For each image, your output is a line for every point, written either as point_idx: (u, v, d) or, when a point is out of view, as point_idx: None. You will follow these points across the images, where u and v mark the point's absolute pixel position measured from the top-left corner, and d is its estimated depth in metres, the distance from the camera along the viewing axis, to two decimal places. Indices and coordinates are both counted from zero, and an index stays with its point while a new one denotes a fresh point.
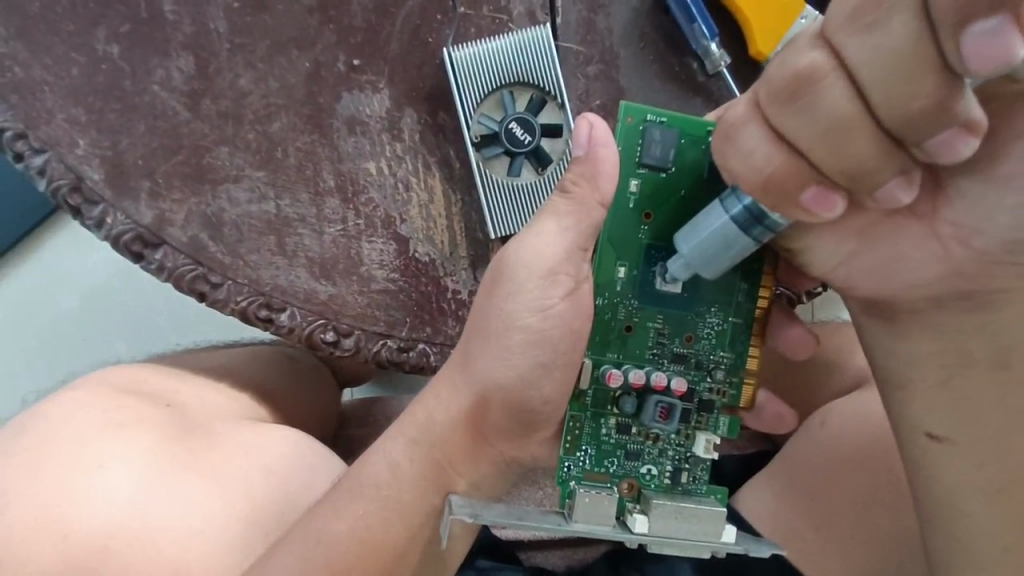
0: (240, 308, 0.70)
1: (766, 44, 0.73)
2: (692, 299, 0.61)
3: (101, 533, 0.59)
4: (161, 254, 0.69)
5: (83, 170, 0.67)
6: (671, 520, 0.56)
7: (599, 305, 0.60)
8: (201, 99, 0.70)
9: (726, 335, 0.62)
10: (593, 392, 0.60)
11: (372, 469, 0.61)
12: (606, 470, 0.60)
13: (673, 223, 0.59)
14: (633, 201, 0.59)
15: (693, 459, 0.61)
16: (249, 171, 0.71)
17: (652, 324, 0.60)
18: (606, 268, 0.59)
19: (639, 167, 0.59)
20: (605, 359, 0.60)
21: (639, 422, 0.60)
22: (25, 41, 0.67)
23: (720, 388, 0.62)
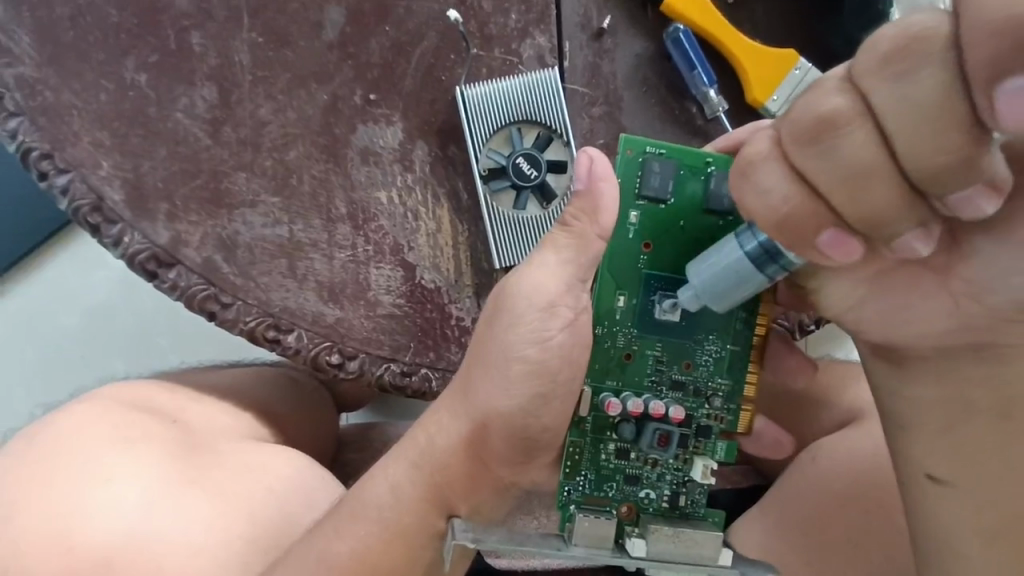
0: (249, 328, 0.73)
1: (762, 92, 0.77)
2: (689, 329, 0.62)
3: (105, 548, 0.60)
4: (175, 274, 0.71)
5: (104, 191, 0.70)
6: (671, 544, 0.58)
7: (598, 333, 0.62)
8: (221, 127, 0.73)
9: (723, 362, 0.63)
10: (593, 418, 0.62)
11: (373, 490, 0.63)
12: (605, 494, 0.62)
13: (670, 253, 0.62)
14: (631, 232, 0.62)
15: (691, 485, 0.62)
16: (265, 196, 0.73)
17: (652, 352, 0.62)
18: (606, 298, 0.62)
19: (639, 199, 0.61)
20: (604, 385, 0.62)
21: (639, 448, 0.61)
22: (57, 68, 0.70)
23: (718, 416, 0.63)
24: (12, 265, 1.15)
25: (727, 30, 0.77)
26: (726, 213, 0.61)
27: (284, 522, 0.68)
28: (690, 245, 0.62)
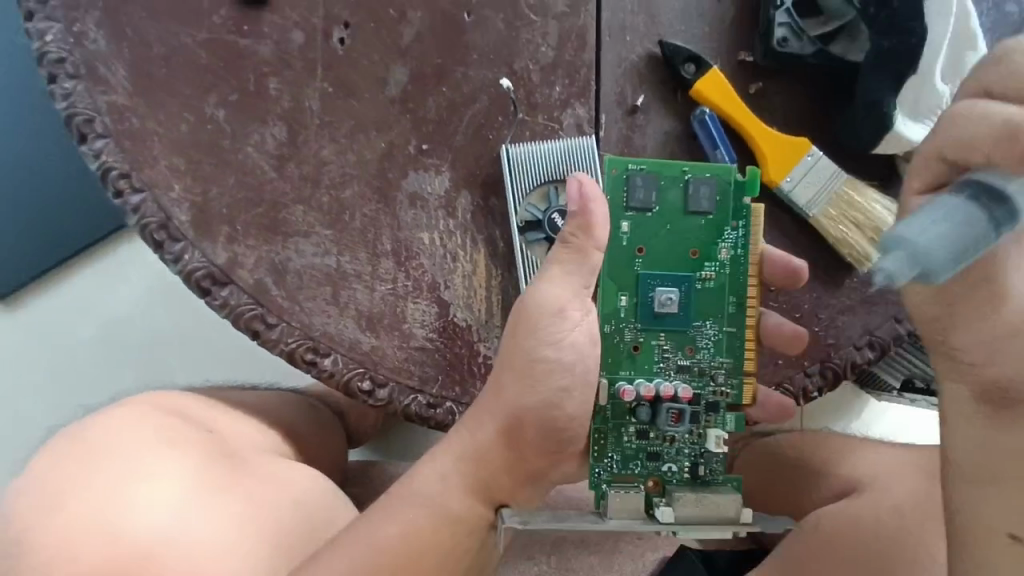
0: (289, 348, 0.78)
1: (777, 173, 0.86)
2: (689, 318, 0.70)
3: (147, 542, 0.62)
4: (227, 292, 0.77)
5: (172, 211, 0.77)
6: (695, 508, 0.61)
7: (606, 332, 0.69)
8: (286, 163, 0.80)
9: (722, 343, 0.70)
10: (611, 406, 0.68)
11: (419, 480, 0.69)
12: (632, 471, 0.68)
13: (660, 253, 0.70)
14: (626, 239, 0.69)
15: (710, 455, 0.68)
16: (318, 228, 0.79)
17: (656, 341, 0.69)
18: (610, 300, 0.69)
19: (628, 210, 0.69)
20: (618, 376, 0.69)
21: (654, 426, 0.68)
22: (146, 98, 0.78)
23: (723, 391, 0.70)
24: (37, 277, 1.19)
25: (748, 117, 0.85)
26: (705, 213, 0.70)
27: (314, 529, 0.73)
28: (681, 246, 0.70)
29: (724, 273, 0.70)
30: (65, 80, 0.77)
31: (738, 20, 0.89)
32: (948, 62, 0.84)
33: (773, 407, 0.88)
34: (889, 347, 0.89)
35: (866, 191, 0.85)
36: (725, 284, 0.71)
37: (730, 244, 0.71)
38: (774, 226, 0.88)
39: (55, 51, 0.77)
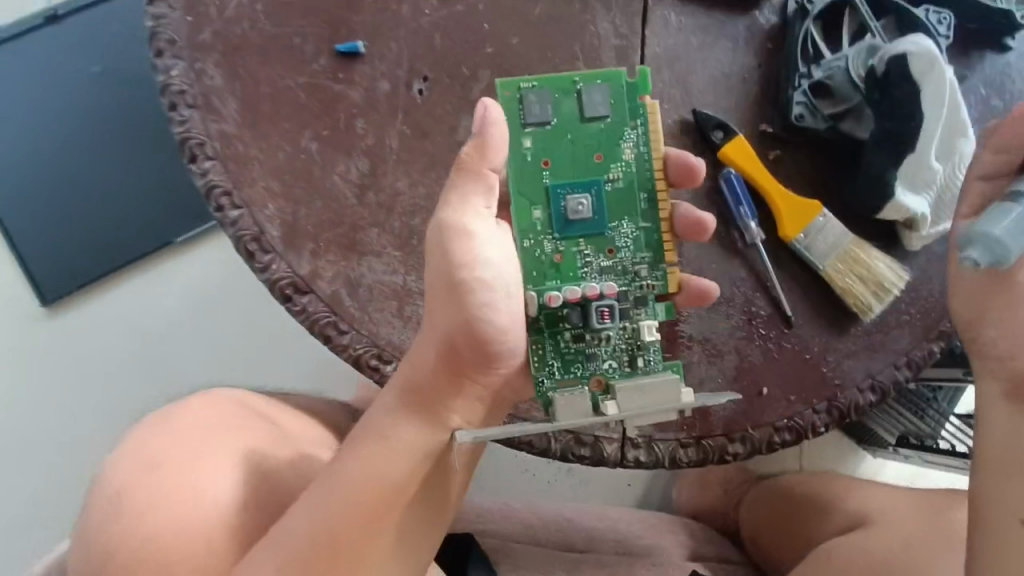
0: (356, 353, 0.88)
1: (792, 229, 0.98)
2: (604, 223, 0.80)
3: (205, 516, 0.74)
4: (306, 300, 0.87)
5: (265, 227, 0.88)
6: (637, 395, 0.71)
7: (527, 246, 0.79)
8: (366, 191, 0.91)
9: (640, 240, 0.80)
10: (544, 316, 0.78)
11: (376, 421, 0.76)
12: (575, 374, 0.78)
13: (567, 166, 0.80)
14: (533, 154, 0.80)
15: (644, 348, 0.78)
16: (389, 250, 0.90)
17: (578, 247, 0.79)
18: (527, 215, 0.79)
19: (526, 128, 0.80)
20: (546, 285, 0.79)
21: (587, 327, 0.77)
22: (251, 128, 0.90)
23: (650, 285, 0.80)
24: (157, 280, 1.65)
25: (767, 178, 0.98)
26: (602, 117, 0.80)
27: None
28: (583, 156, 0.80)
29: (628, 173, 0.81)
30: (184, 109, 0.89)
31: (761, 97, 1.03)
32: (942, 145, 0.97)
33: (784, 439, 0.96)
34: (889, 391, 0.99)
35: (871, 252, 0.97)
36: (633, 186, 0.81)
37: (631, 143, 0.81)
38: (788, 275, 0.99)
39: (178, 83, 0.89)
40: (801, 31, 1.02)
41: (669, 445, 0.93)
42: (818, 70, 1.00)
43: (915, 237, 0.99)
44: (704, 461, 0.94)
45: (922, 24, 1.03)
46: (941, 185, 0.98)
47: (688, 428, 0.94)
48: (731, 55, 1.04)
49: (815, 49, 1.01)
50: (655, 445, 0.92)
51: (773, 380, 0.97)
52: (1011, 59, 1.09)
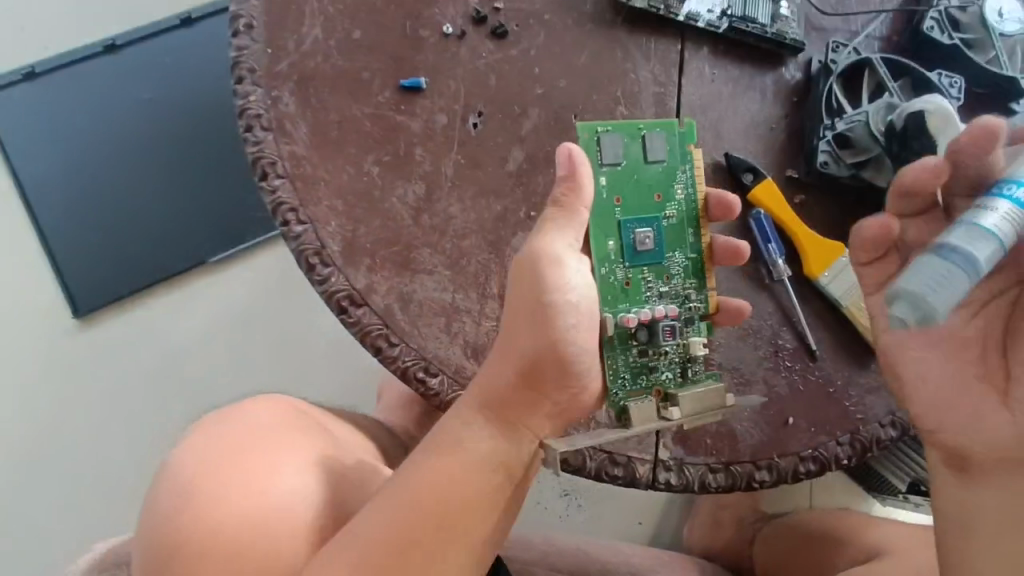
0: (404, 365, 0.92)
1: (816, 267, 1.03)
2: (663, 252, 0.88)
3: (259, 511, 0.76)
4: (361, 313, 0.93)
5: (326, 242, 0.94)
6: (699, 403, 0.82)
7: (601, 274, 0.85)
8: (422, 214, 0.97)
9: (689, 266, 0.89)
10: (617, 333, 0.85)
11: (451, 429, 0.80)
12: (641, 387, 0.86)
13: (632, 200, 0.87)
14: (605, 190, 0.86)
15: (694, 360, 0.88)
16: (440, 269, 0.95)
17: (641, 274, 0.87)
18: (600, 244, 0.86)
19: (602, 167, 0.86)
20: (619, 309, 0.86)
21: (651, 342, 0.86)
22: (320, 151, 0.97)
23: (696, 308, 0.89)
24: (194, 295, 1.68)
25: (794, 220, 1.05)
26: (661, 160, 0.88)
27: None
28: (647, 194, 0.88)
29: (682, 209, 0.89)
30: (259, 131, 0.96)
31: (786, 145, 1.12)
32: None
33: (808, 469, 0.99)
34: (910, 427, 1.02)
35: None
36: (684, 220, 0.89)
37: (683, 183, 0.89)
38: (813, 311, 1.04)
39: (255, 108, 0.96)
40: (824, 87, 1.10)
41: (698, 469, 0.96)
42: (841, 123, 1.07)
43: None
44: (732, 487, 0.97)
45: (936, 85, 1.11)
46: None
47: (717, 452, 0.97)
48: (759, 106, 1.12)
49: (838, 103, 1.09)
50: (685, 468, 0.96)
51: (799, 410, 1.01)
52: None
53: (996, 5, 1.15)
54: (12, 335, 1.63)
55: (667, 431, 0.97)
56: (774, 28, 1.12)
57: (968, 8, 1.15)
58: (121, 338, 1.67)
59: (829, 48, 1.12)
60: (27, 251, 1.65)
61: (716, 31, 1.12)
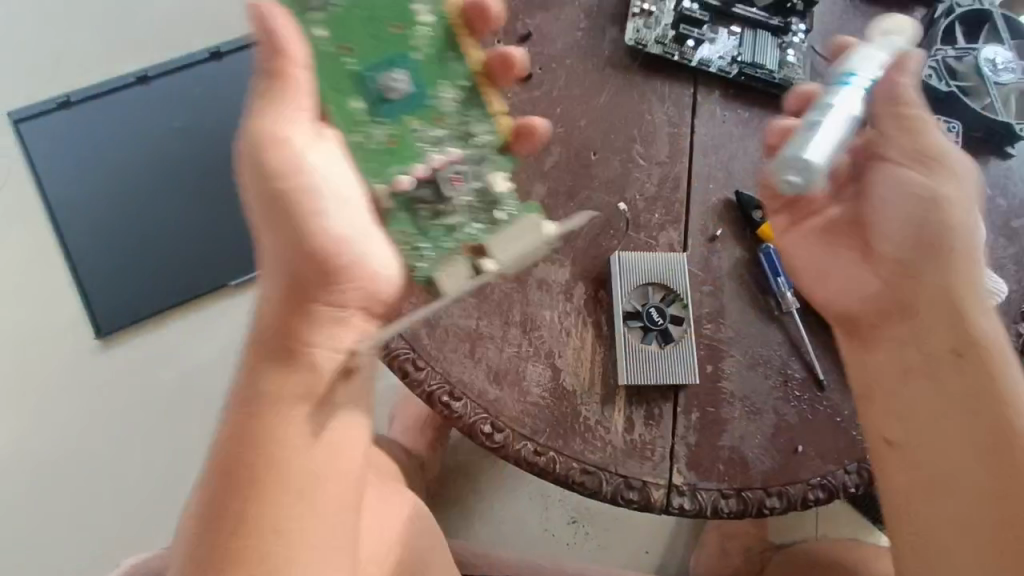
0: (430, 389, 0.96)
1: None
2: (423, 93, 0.85)
3: None
4: (390, 337, 0.97)
5: None
6: (515, 244, 0.82)
7: (353, 141, 0.84)
8: None
9: (467, 101, 0.87)
10: (399, 199, 0.84)
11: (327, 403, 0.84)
12: (453, 245, 0.83)
13: (360, 43, 0.83)
14: (320, 39, 0.83)
15: (499, 202, 0.85)
16: (465, 297, 1.00)
17: (408, 127, 0.85)
18: (352, 112, 0.84)
19: (310, 13, 0.83)
20: (390, 171, 0.84)
21: (439, 201, 0.84)
22: None
23: (484, 142, 0.86)
24: (210, 312, 1.73)
25: None
26: None
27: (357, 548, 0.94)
28: (371, 25, 0.83)
29: (427, 39, 0.85)
30: None
31: None
32: None
33: (817, 497, 1.02)
34: None
35: None
36: (438, 49, 0.86)
37: (423, 5, 0.85)
38: (821, 343, 1.09)
39: None
40: None
41: (712, 494, 0.99)
42: None
43: None
44: (743, 512, 1.00)
45: None
46: None
47: (730, 479, 1.00)
48: None
49: None
50: (698, 493, 0.99)
51: (808, 440, 1.04)
52: (1012, 164, 1.24)
53: (991, 54, 1.21)
54: (34, 354, 1.66)
55: (681, 457, 1.00)
56: (781, 75, 1.19)
57: (964, 57, 1.22)
58: (143, 358, 1.69)
59: None
60: (53, 271, 1.69)
61: (726, 76, 1.19)
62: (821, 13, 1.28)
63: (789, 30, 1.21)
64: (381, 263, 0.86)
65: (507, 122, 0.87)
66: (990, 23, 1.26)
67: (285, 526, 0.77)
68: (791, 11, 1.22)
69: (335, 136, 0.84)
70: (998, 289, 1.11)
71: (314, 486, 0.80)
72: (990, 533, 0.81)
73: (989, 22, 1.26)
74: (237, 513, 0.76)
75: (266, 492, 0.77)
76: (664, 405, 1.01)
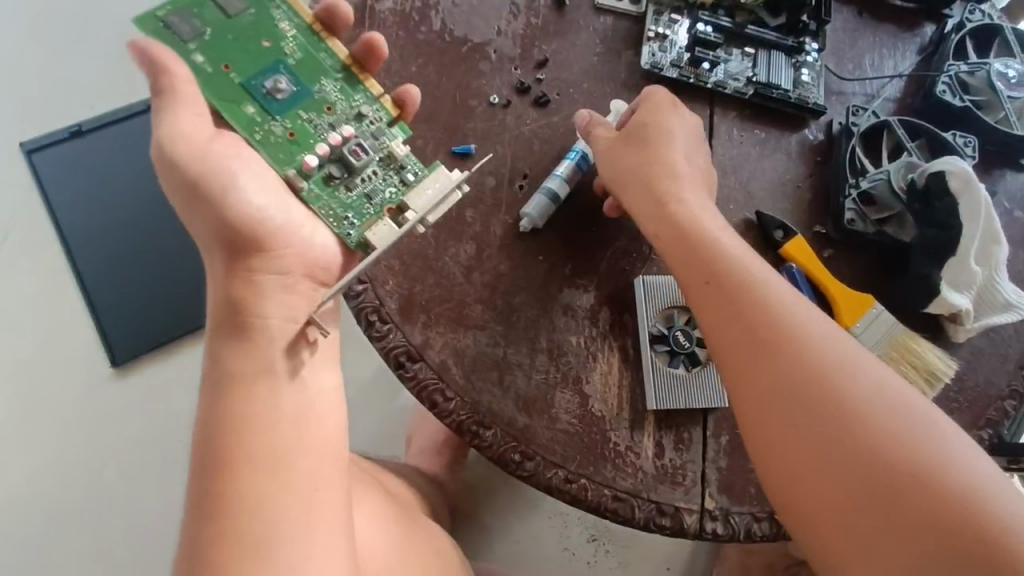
0: (460, 419, 0.96)
1: (849, 318, 1.08)
2: (305, 88, 0.95)
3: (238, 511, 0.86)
4: (418, 367, 0.97)
5: (385, 301, 0.99)
6: (430, 195, 0.94)
7: (259, 139, 0.93)
8: (473, 271, 1.03)
9: (346, 88, 0.98)
10: (312, 181, 0.94)
11: (316, 406, 0.88)
12: (374, 215, 0.95)
13: (239, 60, 0.93)
14: (209, 64, 0.92)
15: (402, 165, 0.97)
16: (491, 325, 1.00)
17: (299, 119, 0.95)
18: (243, 115, 0.93)
19: (190, 46, 0.92)
20: (296, 160, 0.94)
21: (346, 175, 0.95)
22: None
23: (376, 119, 0.98)
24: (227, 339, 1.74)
25: (825, 274, 1.10)
26: (245, 9, 0.94)
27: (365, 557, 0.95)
28: (244, 45, 0.94)
29: (298, 43, 0.96)
30: None
31: (812, 203, 1.18)
32: (979, 252, 1.08)
33: None
34: None
35: (920, 342, 1.08)
36: (309, 51, 0.97)
37: (286, 16, 0.96)
38: None
39: None
40: (848, 148, 1.17)
41: (744, 518, 0.98)
42: (865, 181, 1.14)
43: (960, 329, 1.10)
44: (776, 536, 0.99)
45: (952, 146, 1.18)
46: (980, 285, 1.08)
47: (762, 502, 0.99)
48: (785, 165, 1.19)
49: (861, 163, 1.16)
50: (731, 518, 0.98)
51: None
52: None
53: (1004, 69, 1.21)
54: (48, 384, 1.64)
55: (712, 481, 0.99)
56: (796, 94, 1.20)
57: (976, 71, 1.22)
58: (158, 387, 1.68)
59: (850, 112, 1.19)
60: (68, 300, 1.68)
61: (742, 97, 1.20)
62: (833, 31, 1.28)
63: (803, 49, 1.22)
64: (310, 233, 0.92)
65: (388, 99, 0.99)
66: (1001, 37, 1.26)
67: (262, 505, 0.79)
68: (804, 30, 1.22)
69: (243, 139, 0.91)
70: None
71: (288, 467, 0.82)
72: (815, 431, 0.78)
73: (1001, 36, 1.26)
74: (215, 494, 0.78)
75: (236, 471, 0.79)
76: (694, 429, 1.01)
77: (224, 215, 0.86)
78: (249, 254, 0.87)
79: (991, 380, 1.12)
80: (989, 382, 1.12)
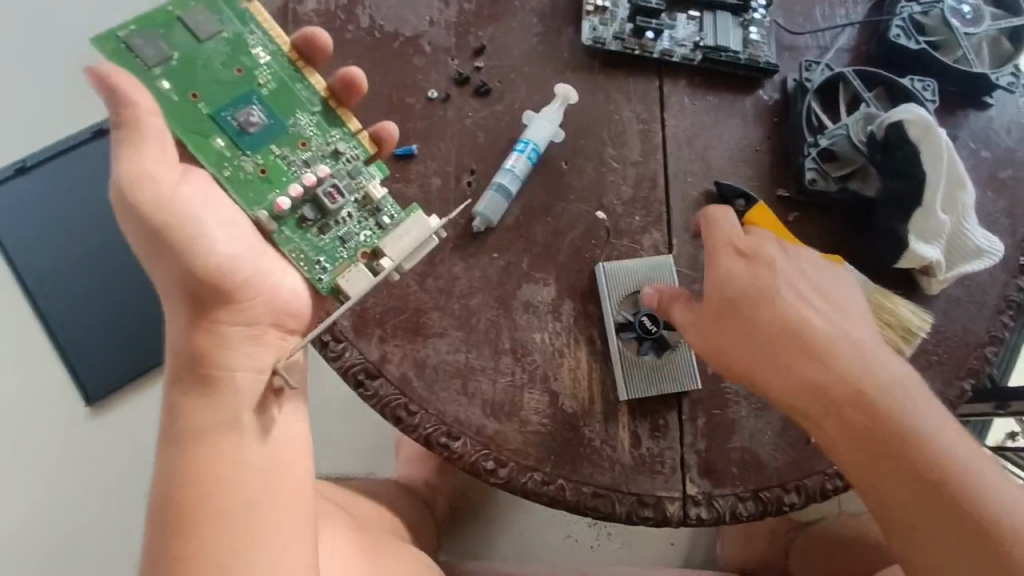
0: (427, 433, 0.92)
1: None
2: (279, 122, 0.89)
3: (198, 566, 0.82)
4: (378, 383, 0.94)
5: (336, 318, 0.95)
6: (406, 246, 0.89)
7: (228, 175, 0.87)
8: (426, 278, 0.98)
9: (322, 123, 0.91)
10: (283, 221, 0.89)
11: (285, 458, 0.83)
12: (347, 258, 0.91)
13: (208, 89, 0.87)
14: (176, 91, 0.86)
15: (379, 208, 0.91)
16: (451, 331, 0.97)
17: (270, 155, 0.88)
18: (210, 150, 0.86)
19: (155, 70, 0.85)
20: (266, 199, 0.88)
21: (320, 217, 0.90)
22: None
23: (353, 157, 0.92)
24: None
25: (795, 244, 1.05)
26: (218, 32, 0.87)
27: None
28: (215, 71, 0.87)
29: (270, 71, 0.90)
30: None
31: (773, 166, 1.14)
32: (945, 198, 1.05)
33: (836, 485, 0.98)
34: None
35: (895, 300, 1.05)
36: (284, 81, 0.90)
37: (259, 42, 0.89)
38: None
39: None
40: (804, 106, 1.13)
41: (728, 501, 0.96)
42: (824, 139, 1.10)
43: (933, 282, 1.08)
44: (762, 513, 0.97)
45: (912, 91, 1.14)
46: (949, 234, 1.04)
47: (745, 481, 0.97)
48: (742, 130, 1.15)
49: (818, 120, 1.12)
50: (715, 501, 0.95)
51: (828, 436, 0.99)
52: (993, 113, 1.20)
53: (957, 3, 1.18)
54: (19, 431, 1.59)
55: (692, 466, 0.97)
56: (747, 54, 1.15)
57: (930, 10, 1.18)
58: (135, 423, 1.64)
59: (802, 67, 1.14)
60: (30, 344, 1.63)
61: (691, 63, 1.15)
62: None
63: (750, 7, 1.17)
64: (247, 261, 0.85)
65: (366, 135, 0.93)
66: None
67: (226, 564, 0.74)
68: None
69: (209, 176, 0.85)
70: (993, 248, 1.07)
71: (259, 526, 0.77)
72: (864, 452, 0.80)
73: None
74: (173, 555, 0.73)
75: (198, 528, 0.74)
76: (670, 414, 0.98)
77: (166, 245, 0.80)
78: (194, 291, 0.81)
79: (969, 329, 1.10)
80: (967, 331, 1.10)
